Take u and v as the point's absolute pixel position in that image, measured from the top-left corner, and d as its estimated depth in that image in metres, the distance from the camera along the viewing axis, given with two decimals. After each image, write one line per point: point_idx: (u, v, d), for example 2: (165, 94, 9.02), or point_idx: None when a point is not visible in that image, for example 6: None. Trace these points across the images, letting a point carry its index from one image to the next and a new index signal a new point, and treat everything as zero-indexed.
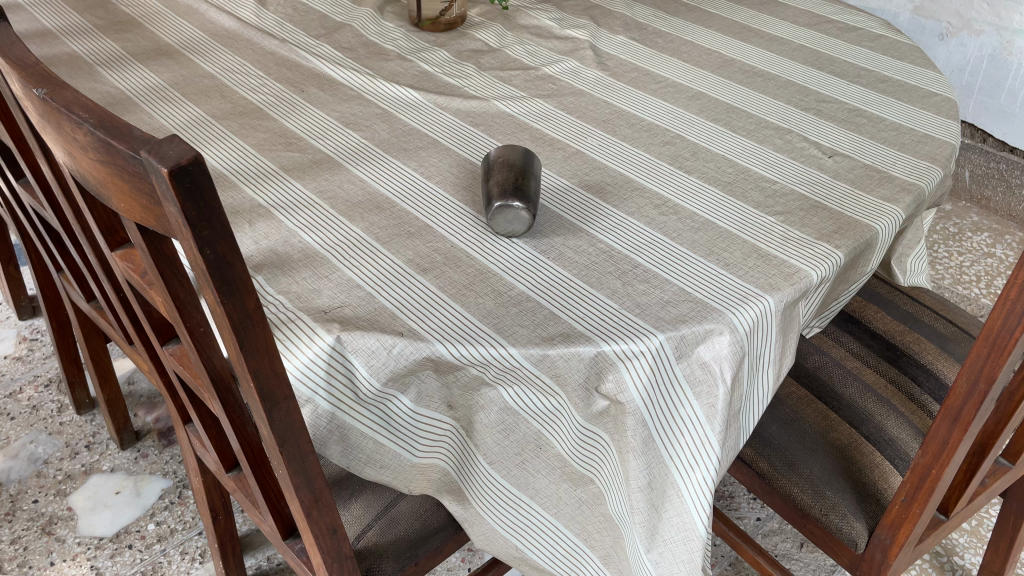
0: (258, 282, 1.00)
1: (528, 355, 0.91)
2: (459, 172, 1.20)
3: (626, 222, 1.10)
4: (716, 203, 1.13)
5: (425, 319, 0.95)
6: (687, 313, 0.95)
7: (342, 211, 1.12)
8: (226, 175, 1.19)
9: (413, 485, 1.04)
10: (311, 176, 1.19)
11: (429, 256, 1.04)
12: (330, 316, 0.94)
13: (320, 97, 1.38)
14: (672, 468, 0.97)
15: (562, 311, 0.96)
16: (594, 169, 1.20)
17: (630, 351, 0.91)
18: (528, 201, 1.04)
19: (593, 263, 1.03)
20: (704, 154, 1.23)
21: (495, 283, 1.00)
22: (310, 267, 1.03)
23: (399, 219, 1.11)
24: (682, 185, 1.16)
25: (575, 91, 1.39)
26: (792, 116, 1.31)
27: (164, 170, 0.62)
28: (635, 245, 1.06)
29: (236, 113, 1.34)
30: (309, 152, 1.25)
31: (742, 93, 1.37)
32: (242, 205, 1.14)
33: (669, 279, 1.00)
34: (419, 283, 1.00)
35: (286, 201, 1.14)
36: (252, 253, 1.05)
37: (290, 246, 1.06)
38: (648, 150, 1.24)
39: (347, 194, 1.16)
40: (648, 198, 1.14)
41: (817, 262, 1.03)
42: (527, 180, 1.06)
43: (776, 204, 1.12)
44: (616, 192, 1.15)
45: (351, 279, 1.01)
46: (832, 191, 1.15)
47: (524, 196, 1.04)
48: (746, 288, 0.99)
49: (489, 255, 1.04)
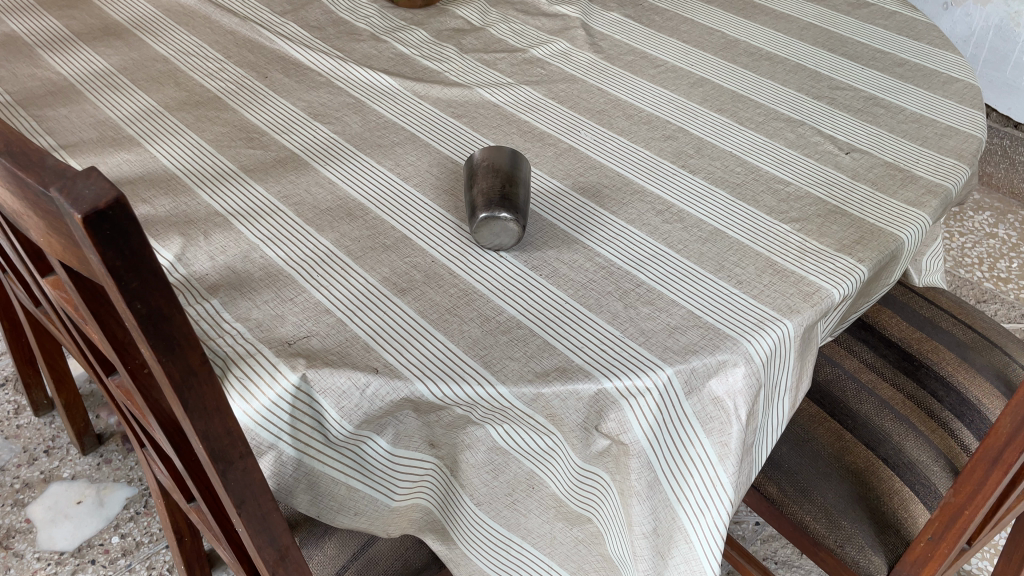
0: (214, 307, 0.89)
1: (520, 395, 0.81)
2: (440, 172, 1.08)
3: (626, 232, 0.99)
4: (724, 209, 1.02)
5: (403, 351, 0.84)
6: (697, 341, 0.85)
7: (310, 220, 1.01)
8: (180, 177, 1.07)
9: (393, 528, 0.94)
10: (275, 178, 1.07)
11: (407, 273, 0.93)
12: (295, 350, 0.83)
13: (285, 84, 1.25)
14: (679, 512, 0.87)
15: (558, 340, 0.85)
16: (588, 169, 1.08)
17: (635, 388, 0.81)
18: (517, 212, 0.93)
19: (589, 281, 0.92)
20: (709, 151, 1.11)
21: (482, 307, 0.89)
22: (273, 288, 0.91)
23: (374, 228, 0.99)
24: (686, 187, 1.05)
25: (566, 77, 1.26)
26: (803, 105, 1.20)
27: (77, 217, 0.51)
28: (637, 258, 0.95)
29: (191, 103, 1.21)
30: (272, 149, 1.12)
31: (748, 79, 1.26)
32: (196, 213, 1.02)
33: (675, 299, 0.90)
34: (395, 306, 0.89)
35: (246, 207, 1.02)
36: (207, 272, 0.93)
37: (250, 262, 0.95)
38: (648, 147, 1.12)
39: (315, 199, 1.04)
40: (649, 203, 1.03)
41: (839, 278, 0.92)
42: (517, 187, 0.94)
43: (791, 209, 1.02)
44: (614, 195, 1.04)
45: (319, 301, 0.90)
46: (851, 194, 1.04)
47: (513, 206, 0.93)
48: (761, 310, 0.89)
49: (473, 272, 0.93)
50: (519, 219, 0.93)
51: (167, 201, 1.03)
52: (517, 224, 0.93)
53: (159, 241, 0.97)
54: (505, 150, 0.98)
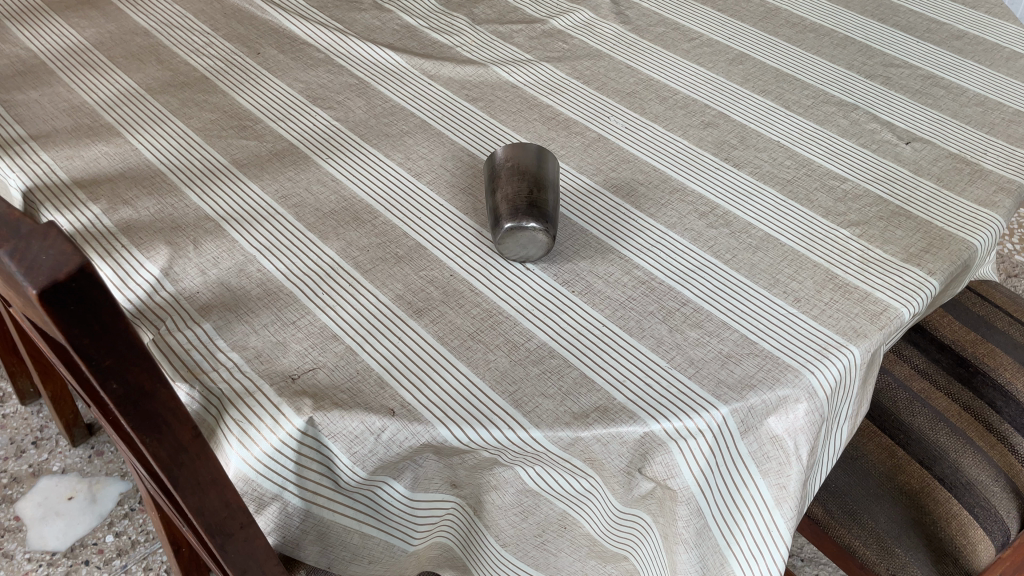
0: (206, 333, 0.79)
1: (556, 439, 0.71)
2: (455, 167, 0.97)
3: (666, 238, 0.88)
4: (774, 210, 0.91)
5: (423, 387, 0.74)
6: (754, 373, 0.75)
7: (312, 225, 0.90)
8: (166, 175, 0.96)
9: (410, 568, 0.86)
10: (271, 174, 0.96)
11: (422, 289, 0.83)
12: (299, 386, 0.74)
13: (279, 61, 1.13)
14: (730, 559, 0.78)
15: (596, 372, 0.76)
16: (620, 162, 0.97)
17: (685, 430, 0.72)
18: (547, 220, 0.82)
19: (628, 299, 0.82)
20: (755, 140, 1.00)
21: (509, 331, 0.79)
22: (272, 309, 0.81)
23: (384, 235, 0.89)
24: (731, 184, 0.95)
25: (591, 53, 1.14)
26: (854, 86, 1.08)
27: (32, 295, 0.40)
28: (681, 271, 0.85)
29: (175, 85, 1.09)
30: (267, 140, 1.01)
31: (792, 54, 1.14)
32: (185, 217, 0.91)
33: (725, 322, 0.80)
34: (411, 330, 0.79)
35: (240, 210, 0.92)
36: (197, 290, 0.83)
37: (246, 277, 0.84)
38: (686, 135, 1.01)
39: (317, 200, 0.93)
40: (690, 203, 0.92)
41: (910, 294, 0.82)
42: (545, 191, 0.84)
43: (849, 210, 0.91)
44: (650, 194, 0.93)
45: (325, 324, 0.80)
46: (915, 192, 0.93)
47: (543, 212, 0.82)
48: (824, 336, 0.79)
49: (498, 289, 0.83)
50: (550, 228, 0.82)
51: (151, 203, 0.92)
52: (547, 233, 0.82)
53: (143, 252, 0.86)
54: (530, 147, 0.87)
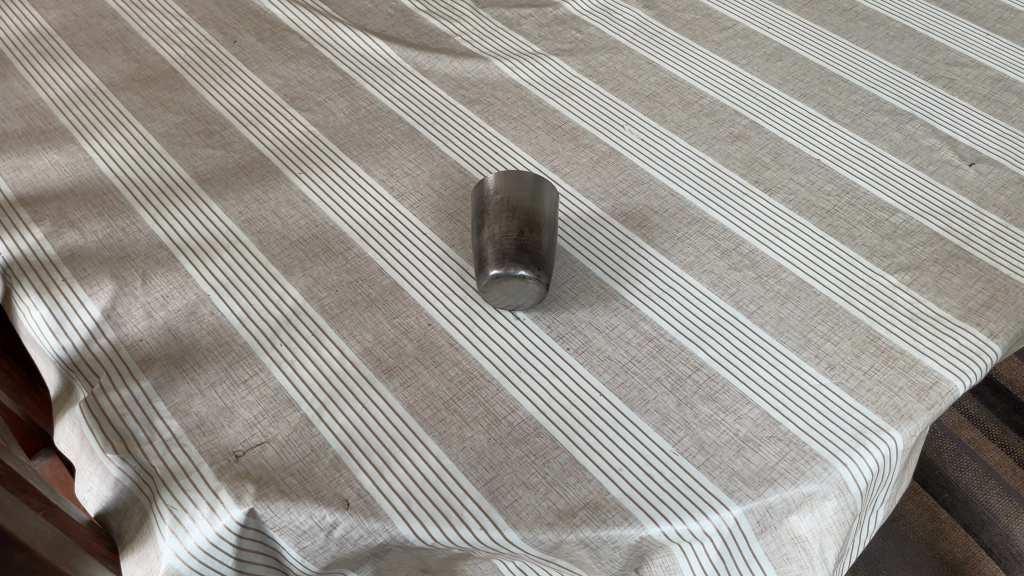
0: (145, 393, 0.69)
1: (536, 543, 0.60)
2: (444, 186, 0.85)
3: (680, 283, 0.76)
4: (810, 249, 0.78)
5: (385, 471, 0.64)
6: (775, 464, 0.64)
7: (276, 257, 0.79)
8: (120, 191, 0.86)
9: None
10: (236, 192, 0.85)
11: (394, 342, 0.72)
12: (242, 467, 0.64)
13: (258, 52, 1.01)
14: None
15: (588, 455, 0.65)
16: (632, 184, 0.85)
17: (690, 534, 0.61)
18: (540, 267, 0.70)
19: (632, 361, 0.70)
20: (791, 157, 0.87)
21: (490, 399, 0.68)
22: (223, 364, 0.71)
23: (356, 271, 0.78)
24: (761, 214, 0.82)
25: (607, 44, 1.01)
26: (911, 90, 0.94)
27: None
28: (696, 327, 0.73)
29: (140, 80, 0.98)
30: (236, 148, 0.90)
31: (840, 49, 0.99)
32: (135, 244, 0.80)
33: (744, 394, 0.68)
34: (378, 395, 0.69)
35: (198, 237, 0.81)
36: (140, 338, 0.73)
37: (196, 322, 0.74)
38: (711, 150, 0.88)
39: (284, 226, 0.82)
40: (711, 238, 0.80)
41: (966, 364, 0.70)
42: (540, 231, 0.72)
43: (897, 250, 0.78)
44: (665, 225, 0.81)
45: (281, 385, 0.70)
46: (977, 229, 0.80)
47: (535, 258, 0.70)
48: (861, 416, 0.67)
49: (482, 345, 0.72)
50: (543, 276, 0.71)
51: (100, 225, 0.82)
52: (540, 283, 0.70)
53: (84, 288, 0.77)
54: (524, 175, 0.75)
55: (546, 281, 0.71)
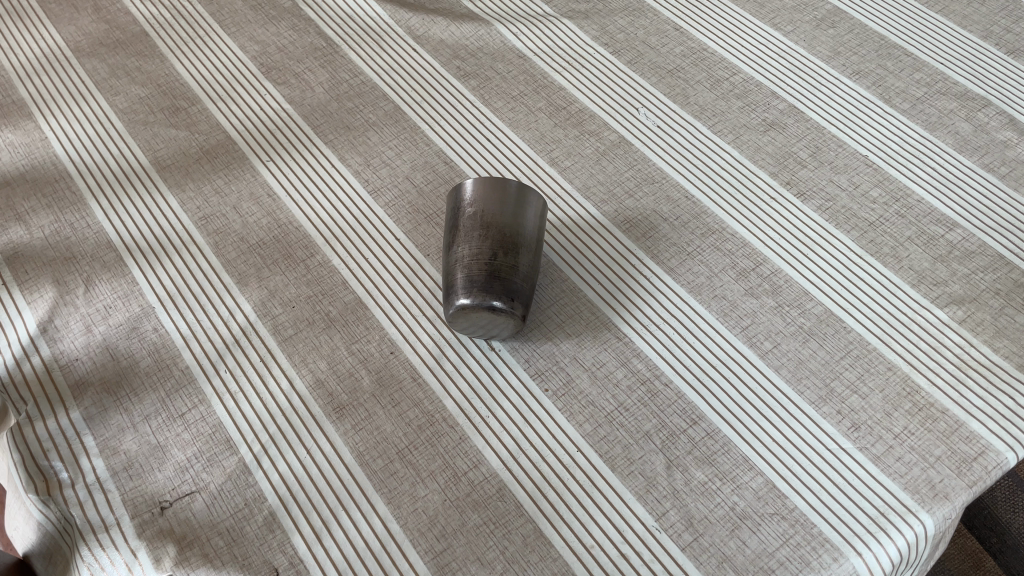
0: (74, 425, 0.62)
1: None
2: (426, 181, 0.75)
3: (685, 311, 0.65)
4: (843, 272, 0.66)
5: (324, 534, 0.56)
6: (776, 550, 0.54)
7: (231, 263, 0.71)
8: (73, 177, 0.78)
9: None
10: (196, 183, 0.76)
11: (350, 372, 0.64)
12: (166, 523, 0.57)
13: (237, 12, 0.91)
14: None
15: (555, 527, 0.56)
16: (641, 183, 0.73)
17: None
18: (515, 297, 0.61)
19: (619, 409, 0.61)
20: (831, 153, 0.73)
21: (450, 449, 0.60)
22: (161, 394, 0.64)
23: (318, 284, 0.69)
24: (789, 225, 0.70)
25: (629, 4, 0.87)
26: (986, 68, 0.79)
27: None
28: (698, 369, 0.62)
29: (107, 43, 0.89)
30: (201, 129, 0.80)
31: (904, 12, 0.84)
32: (82, 243, 0.73)
33: (747, 457, 0.58)
34: (325, 439, 0.61)
35: (150, 236, 0.73)
36: (77, 357, 0.66)
37: (138, 340, 0.67)
38: (738, 141, 0.75)
39: (244, 226, 0.73)
40: (727, 254, 0.68)
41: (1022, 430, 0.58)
42: (519, 253, 0.61)
43: (950, 278, 0.65)
44: (674, 236, 0.69)
45: (220, 421, 0.62)
46: None
47: (509, 287, 0.60)
48: (887, 492, 0.56)
49: (449, 381, 0.63)
50: (518, 308, 0.61)
51: (47, 219, 0.75)
52: (513, 316, 0.61)
53: (23, 296, 0.70)
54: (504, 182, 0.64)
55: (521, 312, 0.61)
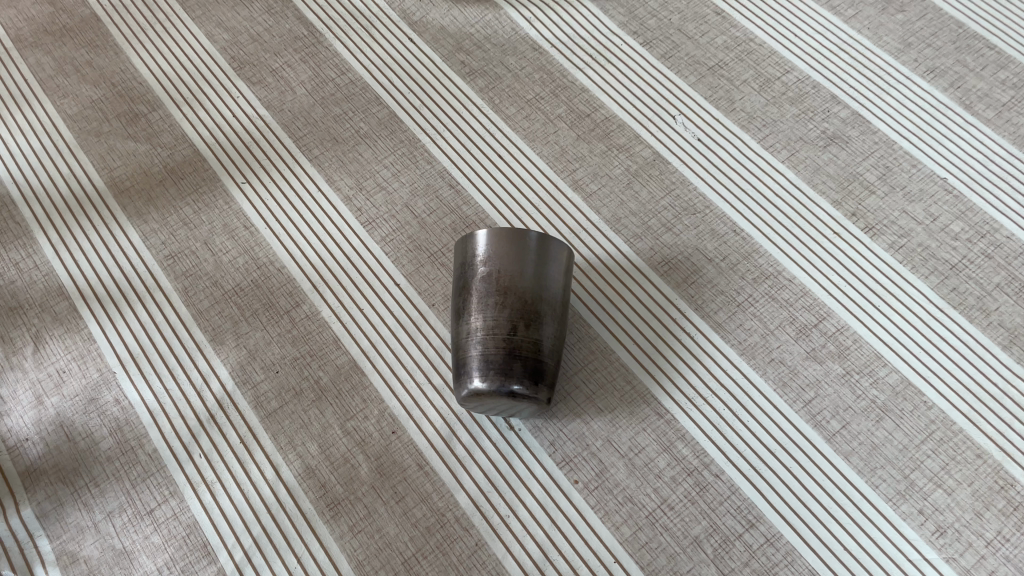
0: (25, 524, 0.54)
1: None
2: (428, 209, 0.64)
3: (737, 380, 0.56)
4: (921, 329, 0.57)
5: None
6: None
7: (204, 316, 0.61)
8: (16, 203, 0.66)
9: None
10: (160, 211, 0.65)
11: (346, 458, 0.55)
12: None
13: None
14: None
15: None
16: (681, 213, 0.62)
17: None
18: (540, 379, 0.51)
19: (663, 508, 0.52)
20: (904, 175, 0.63)
21: (465, 558, 0.51)
22: (126, 484, 0.55)
23: (305, 342, 0.59)
24: (856, 267, 0.59)
25: None
26: None
27: None
28: (754, 455, 0.53)
29: (51, 30, 0.76)
30: (164, 141, 0.69)
31: None
32: (29, 289, 0.62)
33: (814, 570, 0.50)
34: (318, 544, 0.52)
35: (108, 280, 0.63)
36: (26, 437, 0.57)
37: (97, 415, 0.57)
38: (794, 159, 0.64)
39: (217, 267, 0.63)
40: (785, 306, 0.58)
41: None
42: (543, 325, 0.52)
43: None
44: (722, 282, 0.59)
45: (196, 521, 0.53)
46: None
47: (532, 368, 0.51)
48: None
49: (461, 468, 0.54)
50: (543, 391, 0.51)
51: None
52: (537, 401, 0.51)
53: None
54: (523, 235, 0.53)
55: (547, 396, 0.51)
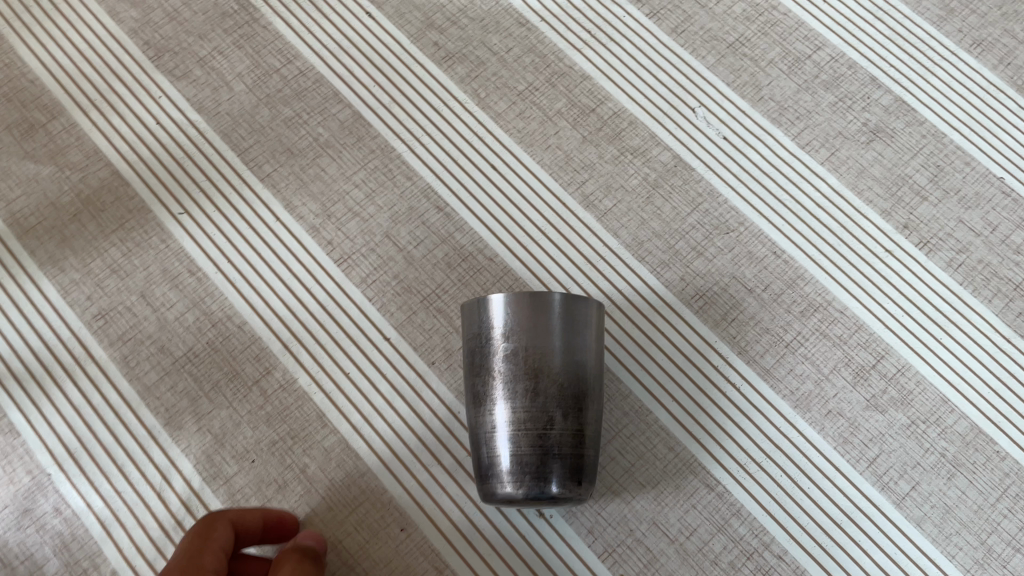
0: None
1: None
2: (414, 240, 0.54)
3: (792, 440, 0.49)
4: (988, 365, 0.51)
5: None
6: None
7: (152, 393, 0.50)
8: None
9: None
10: (80, 256, 0.53)
11: (350, 565, 0.46)
12: None
13: None
14: None
15: None
16: (712, 233, 0.54)
17: None
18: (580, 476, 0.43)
19: None
20: (956, 176, 0.55)
21: None
22: None
23: (282, 420, 0.49)
24: (913, 292, 0.52)
25: None
26: None
27: None
28: (819, 530, 0.47)
29: None
30: (72, 159, 0.55)
31: None
32: None
33: None
34: None
35: (24, 351, 0.51)
36: None
37: (34, 530, 0.47)
38: (835, 160, 0.56)
39: (161, 327, 0.51)
40: (838, 345, 0.51)
41: None
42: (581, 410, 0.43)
43: None
44: (765, 317, 0.52)
45: None
46: None
47: (573, 464, 0.43)
48: None
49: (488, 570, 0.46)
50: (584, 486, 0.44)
51: None
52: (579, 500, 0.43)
53: None
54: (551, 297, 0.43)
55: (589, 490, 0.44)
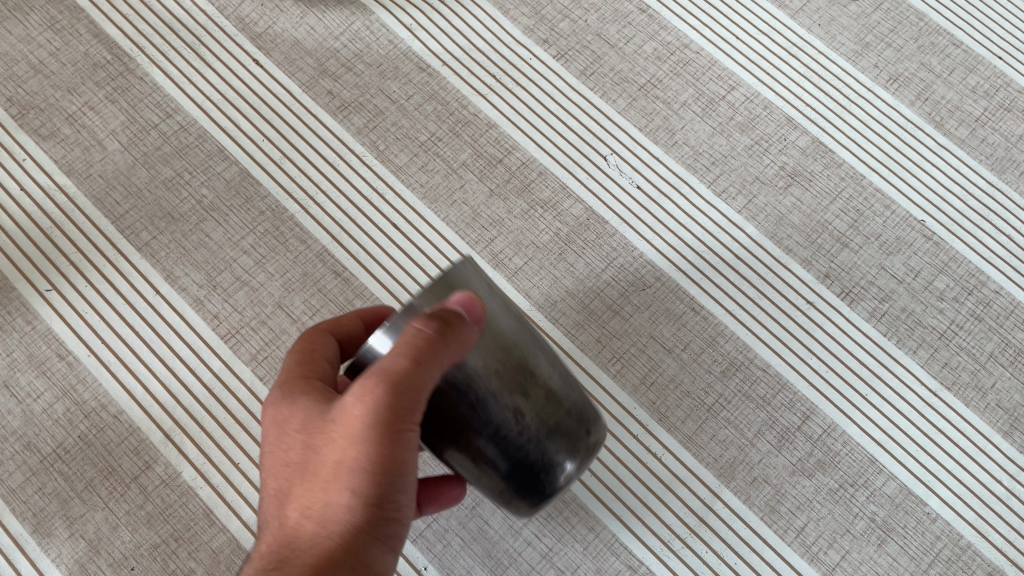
0: None
1: None
2: (309, 310, 0.50)
3: (718, 513, 0.46)
4: (916, 420, 0.49)
5: None
6: None
7: (17, 496, 0.45)
8: None
9: None
10: None
11: None
12: None
13: None
14: None
15: None
16: (628, 290, 0.51)
17: None
18: (574, 443, 0.34)
19: None
20: (877, 220, 0.53)
21: None
22: None
23: (165, 520, 0.45)
24: (838, 345, 0.50)
25: None
26: None
27: None
28: None
29: None
30: None
31: None
32: None
33: None
34: None
35: None
36: None
37: None
38: (754, 207, 0.53)
39: (28, 421, 0.46)
40: (762, 406, 0.49)
41: None
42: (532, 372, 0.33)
43: None
44: (685, 379, 0.49)
45: None
46: None
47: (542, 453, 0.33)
48: None
49: None
50: (569, 441, 0.34)
51: None
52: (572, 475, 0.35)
53: None
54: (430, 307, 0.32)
55: (587, 448, 0.35)
